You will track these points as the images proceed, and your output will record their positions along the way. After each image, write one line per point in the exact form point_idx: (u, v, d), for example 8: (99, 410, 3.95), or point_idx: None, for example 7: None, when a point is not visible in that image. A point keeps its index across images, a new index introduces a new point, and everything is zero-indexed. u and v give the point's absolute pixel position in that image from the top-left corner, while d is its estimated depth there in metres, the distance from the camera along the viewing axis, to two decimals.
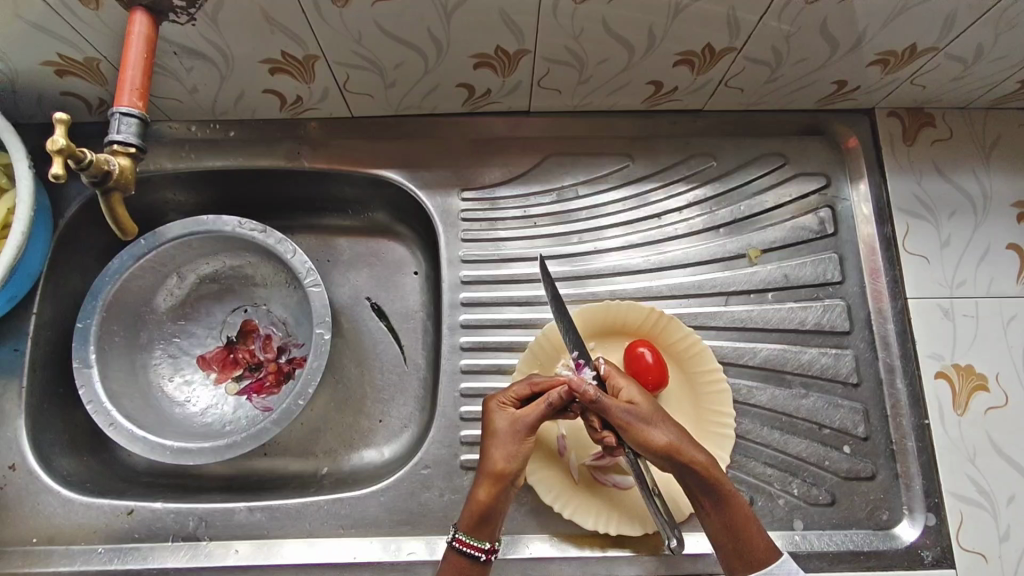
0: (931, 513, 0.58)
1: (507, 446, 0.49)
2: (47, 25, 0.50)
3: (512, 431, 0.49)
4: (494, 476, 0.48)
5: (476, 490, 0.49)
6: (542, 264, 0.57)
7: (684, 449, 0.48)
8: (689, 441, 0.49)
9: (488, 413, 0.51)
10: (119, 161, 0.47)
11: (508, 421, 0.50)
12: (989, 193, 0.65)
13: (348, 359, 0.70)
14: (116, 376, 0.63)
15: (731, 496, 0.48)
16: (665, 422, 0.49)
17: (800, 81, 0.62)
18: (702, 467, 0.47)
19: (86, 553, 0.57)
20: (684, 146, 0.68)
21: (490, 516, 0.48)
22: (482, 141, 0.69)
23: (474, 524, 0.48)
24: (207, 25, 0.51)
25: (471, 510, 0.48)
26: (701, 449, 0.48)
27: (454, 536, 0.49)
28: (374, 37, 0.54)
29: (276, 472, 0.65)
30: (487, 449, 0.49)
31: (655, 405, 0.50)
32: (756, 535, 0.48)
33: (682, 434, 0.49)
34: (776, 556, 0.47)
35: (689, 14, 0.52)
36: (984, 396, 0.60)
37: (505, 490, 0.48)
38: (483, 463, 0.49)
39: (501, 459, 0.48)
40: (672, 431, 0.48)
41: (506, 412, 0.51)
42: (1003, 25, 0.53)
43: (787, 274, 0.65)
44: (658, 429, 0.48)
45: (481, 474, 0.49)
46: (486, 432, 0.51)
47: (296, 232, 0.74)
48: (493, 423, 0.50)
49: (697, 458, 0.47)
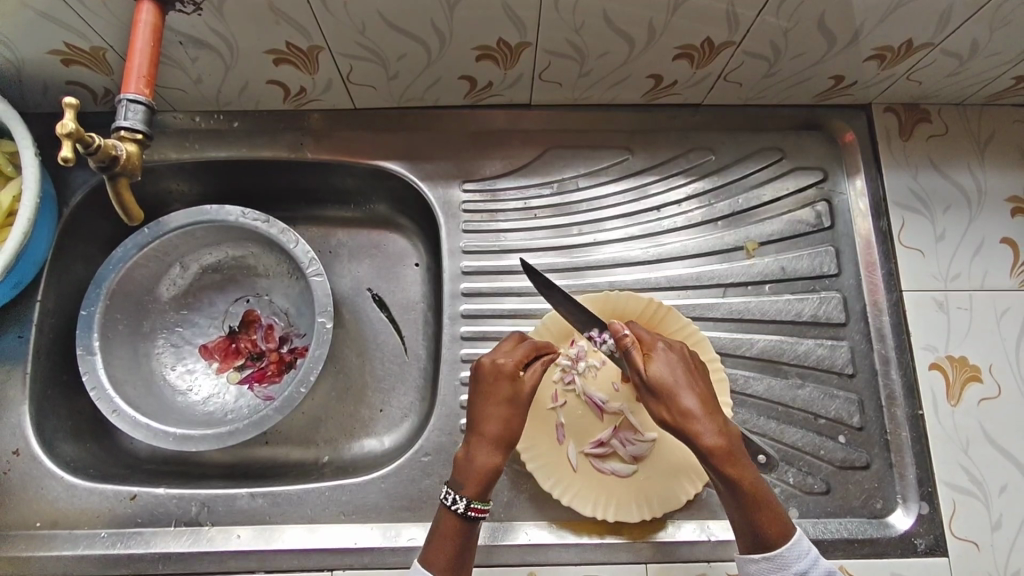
0: (925, 502, 0.58)
1: (502, 411, 0.48)
2: (55, 14, 0.51)
3: (503, 395, 0.48)
4: (496, 439, 0.47)
5: (486, 457, 0.46)
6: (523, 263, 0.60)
7: (695, 429, 0.44)
8: (710, 418, 0.45)
9: (484, 378, 0.49)
10: (126, 147, 0.48)
11: (500, 383, 0.49)
12: (983, 187, 0.66)
13: (349, 349, 0.70)
14: (118, 364, 0.63)
15: (743, 479, 0.44)
16: (681, 393, 0.45)
17: (798, 75, 0.63)
18: (707, 449, 0.44)
19: (89, 537, 0.57)
20: (684, 141, 0.69)
21: (494, 479, 0.46)
22: (483, 133, 0.69)
23: (481, 487, 0.46)
24: (213, 15, 0.52)
25: (475, 473, 0.46)
26: (718, 428, 0.44)
27: (464, 506, 0.45)
28: (378, 29, 0.55)
29: (276, 461, 0.66)
30: (484, 413, 0.48)
31: (681, 378, 0.46)
32: (770, 519, 0.44)
33: (698, 408, 0.45)
34: (785, 540, 0.44)
35: (688, 9, 0.53)
36: (978, 387, 0.61)
37: (505, 451, 0.47)
38: (492, 429, 0.47)
39: (503, 422, 0.47)
40: (688, 403, 0.45)
41: (495, 373, 0.49)
42: (997, 21, 0.54)
43: (785, 267, 0.66)
44: (667, 399, 0.45)
45: (489, 439, 0.47)
46: (485, 398, 0.48)
47: (299, 224, 0.75)
48: (480, 387, 0.49)
49: (706, 439, 0.44)
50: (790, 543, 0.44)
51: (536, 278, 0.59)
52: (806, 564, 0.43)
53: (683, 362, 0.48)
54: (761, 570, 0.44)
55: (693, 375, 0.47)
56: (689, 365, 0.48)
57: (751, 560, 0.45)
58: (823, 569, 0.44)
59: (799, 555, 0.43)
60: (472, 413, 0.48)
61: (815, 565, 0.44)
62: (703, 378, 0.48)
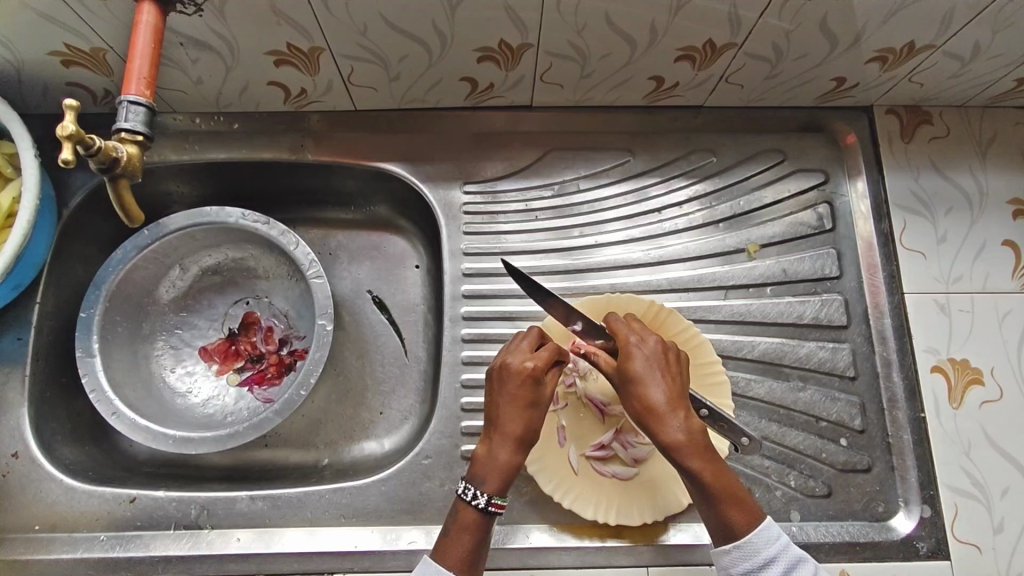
0: (926, 505, 0.58)
1: (525, 413, 0.47)
2: (54, 14, 0.51)
3: (522, 396, 0.47)
4: (518, 439, 0.46)
5: (506, 454, 0.46)
6: (508, 264, 0.59)
7: (659, 424, 0.44)
8: (677, 414, 0.44)
9: (499, 380, 0.48)
10: (126, 149, 0.47)
11: (519, 383, 0.48)
12: (984, 190, 0.66)
13: (349, 351, 0.70)
14: (118, 366, 0.63)
15: (708, 474, 0.43)
16: (650, 387, 0.45)
17: (801, 77, 0.63)
18: (670, 445, 0.44)
19: (88, 540, 0.57)
20: (685, 142, 0.69)
21: (513, 475, 0.46)
22: (484, 135, 0.69)
23: (502, 484, 0.46)
24: (214, 16, 0.52)
25: (497, 470, 0.46)
26: (683, 423, 0.44)
27: (485, 502, 0.45)
28: (379, 29, 0.54)
29: (276, 463, 0.66)
30: (504, 412, 0.47)
31: (654, 373, 0.46)
32: (737, 511, 0.44)
33: (665, 403, 0.45)
34: (751, 531, 0.43)
35: (691, 11, 0.53)
36: (979, 390, 0.61)
37: (526, 449, 0.47)
38: (512, 428, 0.46)
39: (526, 422, 0.47)
40: (655, 397, 0.45)
41: (515, 374, 0.48)
42: (999, 23, 0.54)
43: (786, 268, 0.65)
44: (635, 394, 0.46)
45: (509, 437, 0.46)
46: (503, 398, 0.47)
47: (299, 225, 0.75)
48: (500, 389, 0.48)
49: (669, 434, 0.44)
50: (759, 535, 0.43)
51: (522, 281, 0.59)
52: (775, 549, 0.43)
53: (657, 354, 0.48)
54: (734, 561, 0.44)
55: (667, 369, 0.47)
56: (664, 358, 0.48)
57: (723, 552, 0.44)
58: (794, 555, 0.43)
59: (768, 539, 0.43)
60: (492, 411, 0.48)
61: (786, 549, 0.43)
62: (679, 371, 0.47)
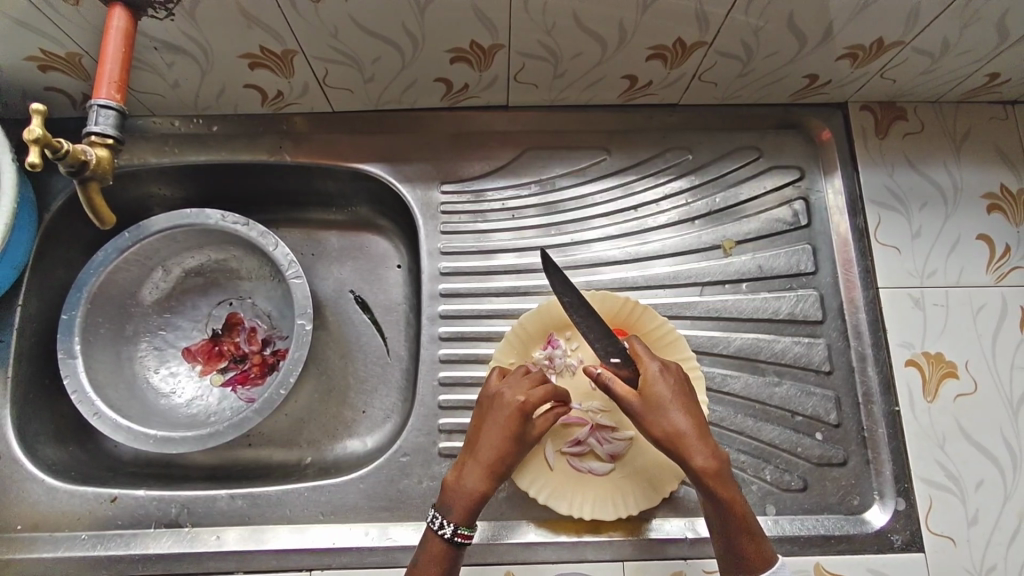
0: (901, 498, 0.58)
1: (502, 446, 0.49)
2: (30, 21, 0.51)
3: (509, 427, 0.49)
4: (490, 468, 0.49)
5: (472, 484, 0.48)
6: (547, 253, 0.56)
7: (687, 446, 0.46)
8: (702, 440, 0.46)
9: (486, 411, 0.51)
10: (96, 152, 0.49)
11: (508, 415, 0.50)
12: (958, 185, 0.66)
13: (331, 350, 0.71)
14: (101, 367, 0.64)
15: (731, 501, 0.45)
16: (677, 413, 0.47)
17: (773, 74, 0.64)
18: (700, 471, 0.45)
19: (68, 539, 0.57)
20: (661, 140, 0.70)
21: (482, 504, 0.49)
22: (462, 135, 0.70)
23: (469, 513, 0.48)
24: (185, 20, 0.52)
25: (463, 498, 0.48)
26: (709, 450, 0.46)
27: (451, 532, 0.47)
28: (350, 31, 0.55)
29: (258, 462, 0.66)
30: (482, 439, 0.50)
31: (678, 401, 0.48)
32: (751, 541, 0.45)
33: (690, 430, 0.46)
34: (769, 565, 0.45)
35: (657, 10, 0.54)
36: (953, 383, 0.61)
37: (496, 480, 0.49)
38: (483, 455, 0.49)
39: (503, 451, 0.49)
40: (682, 425, 0.47)
41: (506, 406, 0.50)
42: (965, 18, 0.55)
43: (761, 265, 0.66)
44: (661, 419, 0.47)
45: (479, 465, 0.49)
46: (484, 426, 0.50)
47: (281, 226, 0.75)
48: (489, 417, 0.50)
49: (698, 460, 0.45)
50: (771, 569, 0.45)
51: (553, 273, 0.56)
52: None
53: (678, 381, 0.49)
54: None
55: (687, 398, 0.48)
56: (683, 385, 0.49)
57: None
58: None
59: None
60: (473, 438, 0.50)
61: None
62: (694, 398, 0.49)
